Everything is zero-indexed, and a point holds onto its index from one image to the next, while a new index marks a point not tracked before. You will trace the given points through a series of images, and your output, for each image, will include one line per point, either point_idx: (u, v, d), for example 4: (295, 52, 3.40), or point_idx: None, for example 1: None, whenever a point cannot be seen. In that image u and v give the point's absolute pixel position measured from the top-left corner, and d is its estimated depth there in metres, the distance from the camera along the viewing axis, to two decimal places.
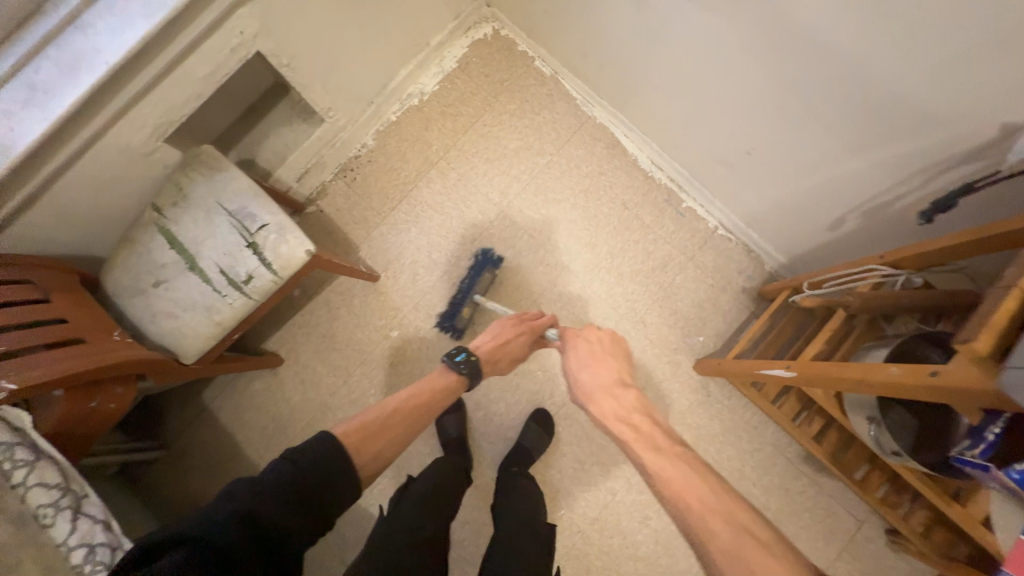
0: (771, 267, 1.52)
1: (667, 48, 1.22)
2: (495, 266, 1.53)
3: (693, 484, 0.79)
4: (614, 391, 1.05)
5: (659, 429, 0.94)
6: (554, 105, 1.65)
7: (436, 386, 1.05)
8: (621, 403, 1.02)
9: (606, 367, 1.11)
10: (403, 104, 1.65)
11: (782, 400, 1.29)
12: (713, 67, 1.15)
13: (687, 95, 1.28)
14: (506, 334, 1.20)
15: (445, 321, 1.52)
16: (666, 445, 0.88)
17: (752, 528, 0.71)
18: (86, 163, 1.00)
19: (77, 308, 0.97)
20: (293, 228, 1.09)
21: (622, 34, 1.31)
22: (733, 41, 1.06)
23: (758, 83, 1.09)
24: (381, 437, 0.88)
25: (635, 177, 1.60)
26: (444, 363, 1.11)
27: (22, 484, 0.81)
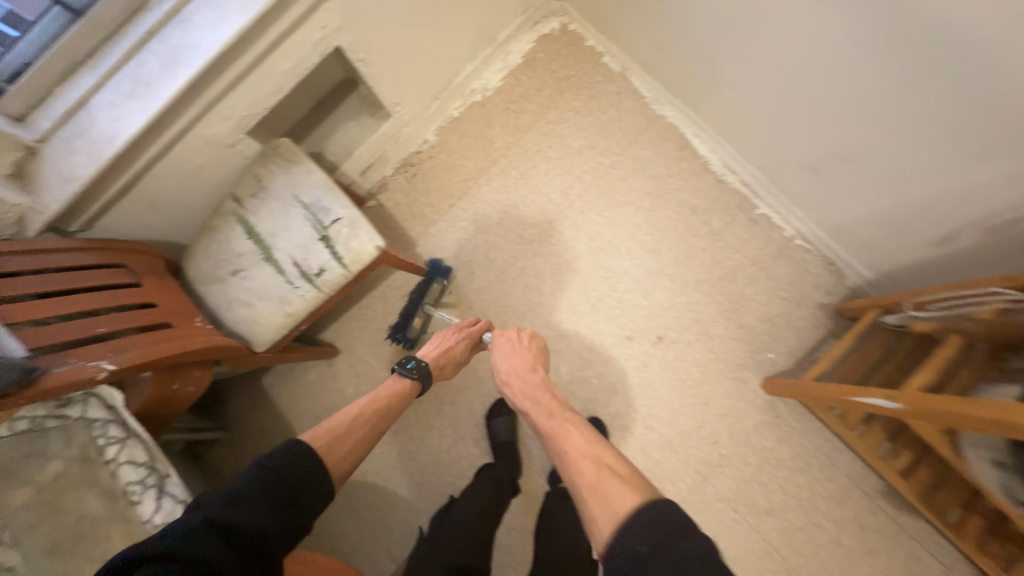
0: (855, 283, 1.40)
1: (761, 41, 1.14)
2: (444, 276, 1.50)
3: (568, 437, 0.89)
4: (524, 375, 1.05)
5: (557, 402, 0.99)
6: (621, 103, 1.59)
7: (390, 392, 1.05)
8: (529, 385, 1.04)
9: (522, 353, 1.09)
10: (467, 100, 1.63)
11: (865, 430, 1.19)
12: (814, 62, 1.06)
13: (778, 93, 1.19)
14: (449, 340, 1.17)
15: (397, 332, 1.49)
16: (559, 414, 0.96)
17: (614, 466, 0.81)
18: (177, 153, 1.04)
19: (164, 293, 1.00)
20: (364, 223, 1.09)
21: (709, 27, 1.23)
22: (843, 34, 0.97)
23: (868, 80, 0.99)
24: (345, 439, 0.92)
25: (706, 181, 1.52)
26: (394, 372, 1.10)
27: (114, 460, 0.86)
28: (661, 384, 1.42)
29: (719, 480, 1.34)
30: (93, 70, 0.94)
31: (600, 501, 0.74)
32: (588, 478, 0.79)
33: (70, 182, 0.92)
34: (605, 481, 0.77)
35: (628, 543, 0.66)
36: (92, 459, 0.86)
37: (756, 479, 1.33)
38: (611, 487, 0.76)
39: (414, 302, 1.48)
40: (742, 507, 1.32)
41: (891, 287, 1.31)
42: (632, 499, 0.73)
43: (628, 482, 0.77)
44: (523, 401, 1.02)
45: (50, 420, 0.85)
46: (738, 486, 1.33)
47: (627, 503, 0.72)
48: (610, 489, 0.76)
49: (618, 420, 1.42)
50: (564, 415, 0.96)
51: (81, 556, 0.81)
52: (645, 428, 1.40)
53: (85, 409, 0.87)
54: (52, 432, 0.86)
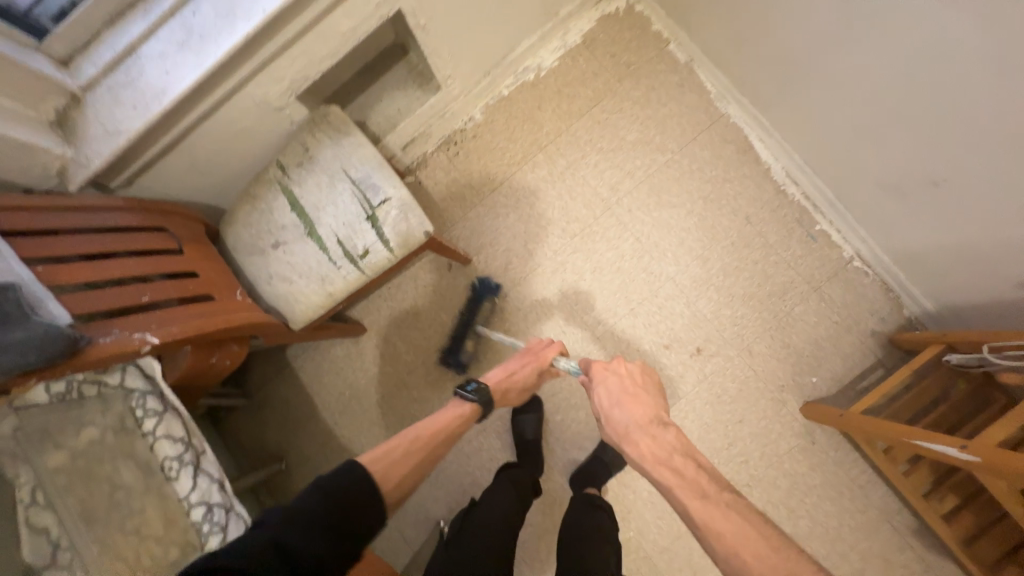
0: (911, 312, 1.34)
1: (852, 46, 1.04)
2: (494, 294, 1.47)
3: (727, 521, 0.72)
4: (651, 430, 0.89)
5: (699, 467, 0.82)
6: (683, 97, 1.49)
7: (451, 416, 0.99)
8: (662, 444, 0.87)
9: (639, 401, 0.94)
10: (519, 79, 1.54)
11: (910, 468, 1.16)
12: (917, 73, 0.95)
13: (867, 103, 1.09)
14: (513, 365, 1.12)
15: (449, 356, 1.48)
16: (713, 492, 0.77)
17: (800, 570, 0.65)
18: (224, 113, 0.97)
19: (205, 263, 0.96)
20: (414, 206, 1.03)
21: (800, 24, 1.12)
22: (957, 45, 0.86)
23: (978, 100, 0.88)
24: (402, 464, 0.85)
25: (765, 190, 1.43)
26: (456, 395, 1.05)
27: (152, 433, 0.85)
28: (695, 398, 1.38)
29: (745, 500, 1.32)
30: (143, 16, 0.87)
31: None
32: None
33: (115, 137, 0.86)
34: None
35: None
36: (129, 430, 0.86)
37: (783, 503, 1.31)
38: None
39: (466, 326, 1.47)
40: None
41: (954, 322, 1.24)
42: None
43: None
44: (650, 465, 0.84)
45: (87, 387, 0.84)
46: (764, 507, 1.31)
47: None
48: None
49: None
50: (718, 491, 0.77)
51: (114, 527, 0.80)
52: None
53: (124, 378, 0.86)
54: (88, 399, 0.84)
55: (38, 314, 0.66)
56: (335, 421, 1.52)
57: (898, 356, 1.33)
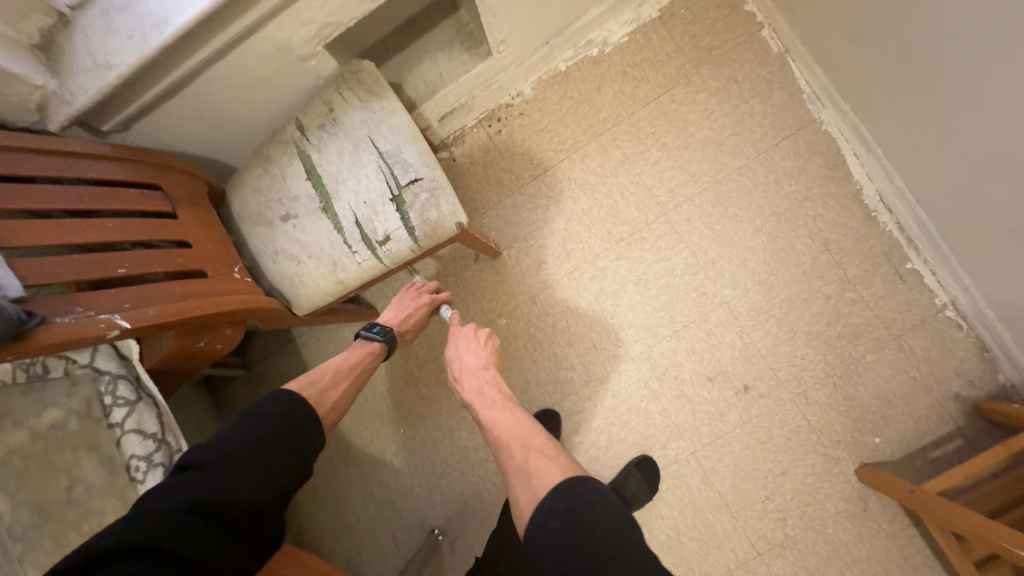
0: (1008, 379, 1.14)
1: (1003, 53, 0.83)
2: None
3: (503, 420, 0.84)
4: (474, 370, 0.96)
5: (501, 391, 0.91)
6: (770, 94, 1.28)
7: (362, 352, 0.95)
8: (479, 379, 0.95)
9: (472, 347, 1.00)
10: (579, 53, 1.34)
11: (990, 564, 0.99)
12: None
13: (1010, 127, 0.87)
14: (407, 307, 1.05)
15: None
16: (501, 401, 0.89)
17: (543, 444, 0.77)
18: (238, 56, 0.82)
19: (201, 231, 0.82)
20: (448, 191, 0.88)
21: (938, 18, 0.89)
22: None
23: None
24: (331, 391, 0.86)
25: (852, 215, 1.23)
26: (360, 335, 0.99)
27: (121, 425, 0.76)
28: (735, 441, 1.22)
29: (776, 561, 1.17)
30: None
31: (526, 483, 0.71)
32: (516, 459, 0.76)
33: (105, 71, 0.72)
34: (531, 460, 0.74)
35: (543, 519, 0.65)
36: (95, 417, 0.76)
37: (820, 571, 1.15)
38: (535, 465, 0.73)
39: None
40: None
41: None
42: (556, 474, 0.70)
43: (554, 458, 0.74)
44: (469, 396, 0.94)
45: (54, 362, 0.73)
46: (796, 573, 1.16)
47: (552, 480, 0.69)
48: (534, 466, 0.73)
49: (673, 466, 1.23)
50: (507, 402, 0.88)
51: (69, 526, 0.69)
52: (704, 483, 1.22)
53: (95, 358, 0.76)
54: (56, 379, 0.74)
55: None
56: None
57: (983, 427, 1.14)
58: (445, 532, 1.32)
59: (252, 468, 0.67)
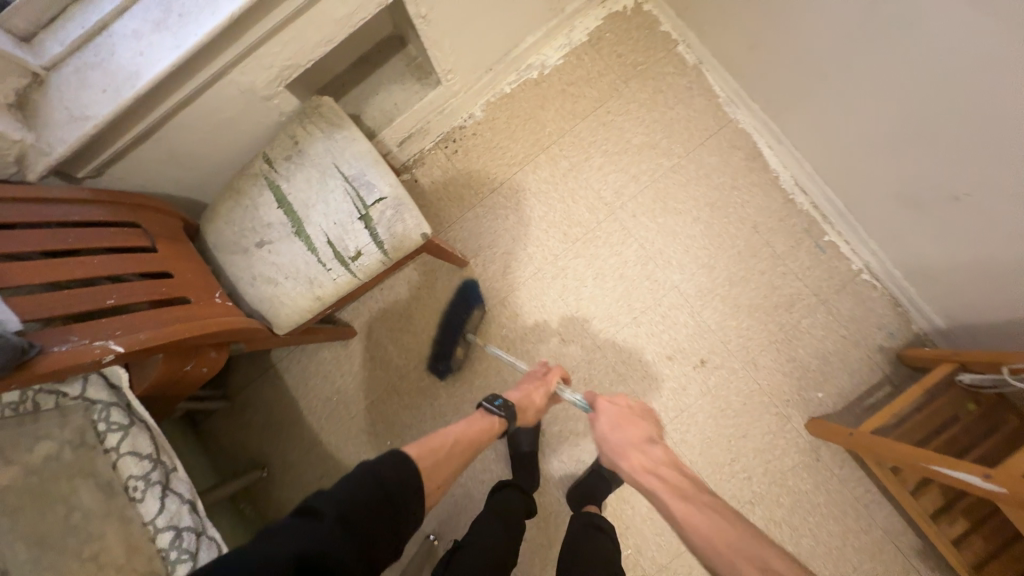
0: (920, 328, 1.31)
1: (863, 54, 1.02)
2: (481, 302, 1.40)
3: (706, 518, 0.81)
4: (643, 446, 0.97)
5: (685, 479, 0.91)
6: (691, 100, 1.44)
7: (481, 429, 0.98)
8: (650, 457, 0.95)
9: (632, 423, 1.02)
10: (521, 76, 1.48)
11: (921, 490, 1.13)
12: (956, 81, 0.89)
13: (895, 111, 1.03)
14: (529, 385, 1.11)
15: (439, 364, 1.40)
16: (696, 496, 0.86)
17: (778, 564, 0.72)
18: (204, 100, 0.90)
19: (181, 262, 0.88)
20: (411, 206, 0.97)
21: (831, 22, 1.05)
22: (1010, 50, 0.79)
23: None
24: (443, 467, 0.86)
25: (774, 199, 1.39)
26: (483, 407, 1.04)
27: (116, 450, 0.79)
28: (698, 411, 1.33)
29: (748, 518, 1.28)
30: None
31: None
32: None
33: (82, 122, 0.78)
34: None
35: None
36: (90, 445, 0.78)
37: (786, 522, 1.27)
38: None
39: (455, 333, 1.39)
40: None
41: (965, 341, 1.21)
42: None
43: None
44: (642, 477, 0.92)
45: (45, 397, 0.77)
46: (766, 526, 1.27)
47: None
48: None
49: None
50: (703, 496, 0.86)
51: (70, 554, 0.71)
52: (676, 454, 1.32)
53: (85, 389, 0.80)
54: (47, 412, 0.77)
55: None
56: (322, 429, 1.45)
57: (906, 372, 1.30)
58: (441, 538, 1.36)
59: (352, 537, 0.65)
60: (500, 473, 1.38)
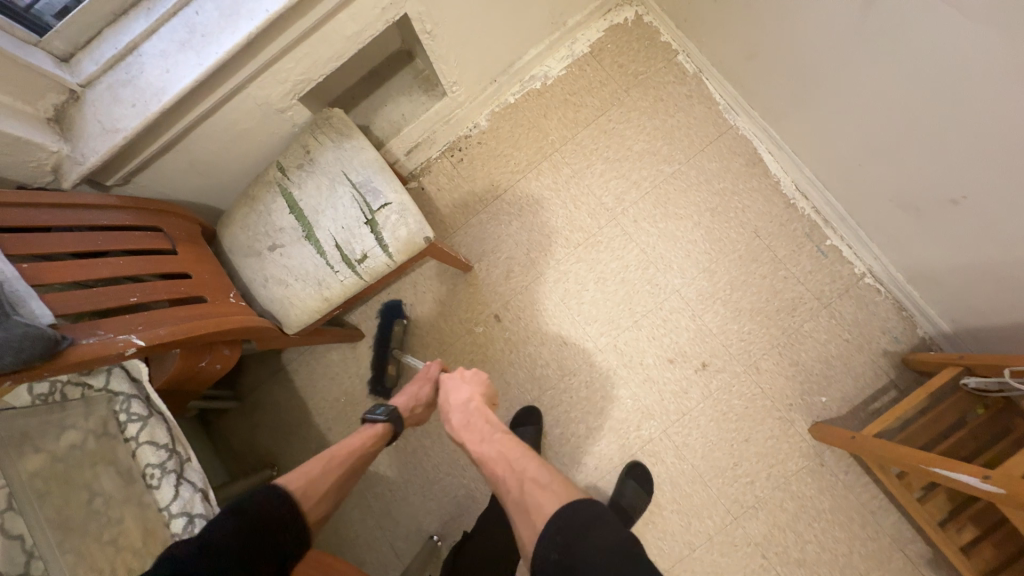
0: (926, 332, 1.30)
1: (853, 60, 1.05)
2: (403, 316, 1.48)
3: (502, 455, 0.90)
4: (467, 408, 1.01)
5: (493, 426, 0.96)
6: (691, 107, 1.47)
7: (364, 436, 0.99)
8: (472, 417, 0.98)
9: (463, 387, 1.05)
10: (524, 87, 1.53)
11: (927, 494, 1.12)
12: (953, 89, 0.90)
13: (893, 119, 1.04)
14: (413, 387, 1.11)
15: (376, 385, 1.45)
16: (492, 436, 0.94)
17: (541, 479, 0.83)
18: (225, 113, 0.96)
19: (199, 264, 0.94)
20: (414, 210, 1.01)
21: (828, 34, 1.07)
22: (1002, 61, 0.81)
23: (1011, 114, 0.84)
24: (320, 483, 0.87)
25: (774, 204, 1.41)
26: (365, 420, 1.03)
27: (135, 439, 0.84)
28: (699, 415, 1.34)
29: (750, 522, 1.27)
30: (146, 14, 0.85)
31: (525, 520, 0.79)
32: (513, 494, 0.83)
33: (112, 135, 0.84)
34: (527, 495, 0.81)
35: (544, 551, 0.73)
36: (111, 435, 0.84)
37: (790, 528, 1.26)
38: (531, 499, 0.80)
39: (384, 350, 1.45)
40: (771, 553, 1.26)
41: (971, 345, 1.20)
42: (553, 506, 0.78)
43: (549, 488, 0.81)
44: (462, 434, 0.97)
45: (71, 389, 0.83)
46: (769, 532, 1.26)
47: (547, 511, 0.77)
48: (532, 500, 0.80)
49: (649, 445, 1.34)
50: (500, 435, 0.93)
51: (91, 537, 0.76)
52: (678, 458, 1.32)
53: (108, 380, 0.85)
54: (74, 402, 0.83)
55: (19, 313, 0.64)
56: (329, 428, 1.49)
57: (911, 377, 1.29)
58: (444, 538, 1.39)
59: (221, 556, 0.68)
60: None
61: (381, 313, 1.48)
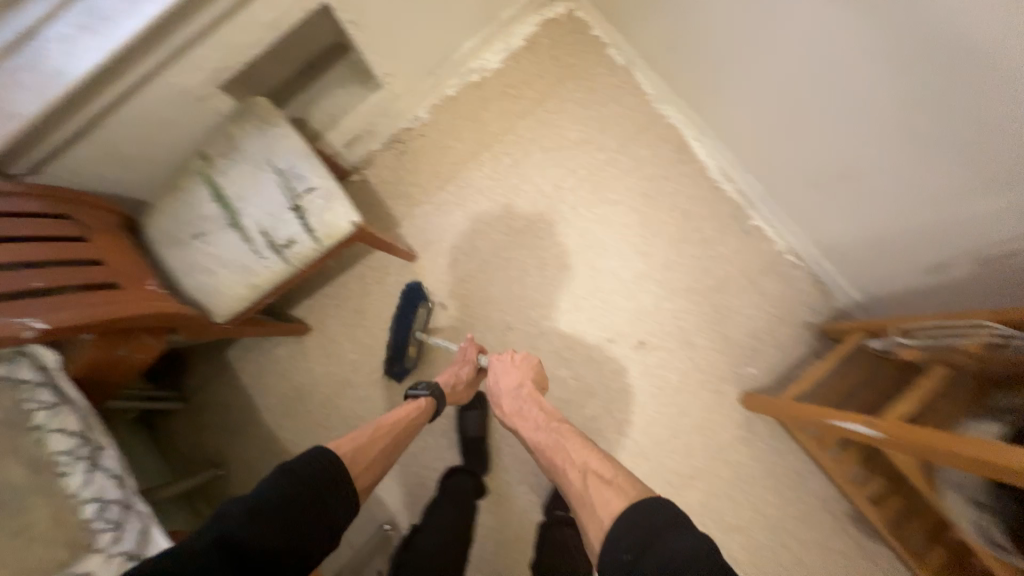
0: (842, 303, 1.39)
1: (750, 49, 1.13)
2: (425, 298, 1.41)
3: (559, 443, 0.96)
4: (514, 393, 1.10)
5: (545, 413, 1.04)
6: (623, 98, 1.53)
7: (410, 409, 1.07)
8: (524, 404, 1.07)
9: (511, 372, 1.13)
10: (463, 80, 1.56)
11: (840, 453, 1.19)
12: (858, 79, 0.95)
13: (811, 106, 1.08)
14: (455, 369, 1.22)
15: (394, 366, 1.41)
16: (546, 423, 1.02)
17: (611, 478, 0.84)
18: (138, 100, 0.95)
19: (114, 253, 0.94)
20: (340, 195, 1.03)
21: (739, 26, 1.12)
22: (881, 54, 0.87)
23: (876, 95, 0.93)
24: (368, 450, 0.92)
25: (703, 187, 1.48)
26: (409, 397, 1.12)
27: (42, 427, 0.81)
28: (639, 391, 1.39)
29: (689, 492, 1.33)
30: None
31: (590, 513, 0.80)
32: (576, 486, 0.86)
33: (12, 121, 0.83)
34: (591, 488, 0.83)
35: (614, 552, 0.73)
36: (16, 425, 0.79)
37: (725, 494, 1.32)
38: (596, 493, 0.82)
39: (404, 332, 1.38)
40: (708, 520, 1.31)
41: (880, 312, 1.29)
42: (620, 504, 0.78)
43: (615, 487, 0.82)
44: (516, 418, 1.07)
45: None
46: (706, 500, 1.32)
47: (615, 508, 0.78)
48: (595, 496, 0.82)
49: (592, 423, 1.38)
50: (552, 423, 1.01)
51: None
52: (619, 434, 1.37)
53: (11, 369, 0.81)
54: None
55: None
56: (276, 425, 1.47)
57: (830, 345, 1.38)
58: (395, 527, 1.39)
59: (271, 522, 0.72)
60: (453, 459, 1.42)
61: (402, 294, 1.40)
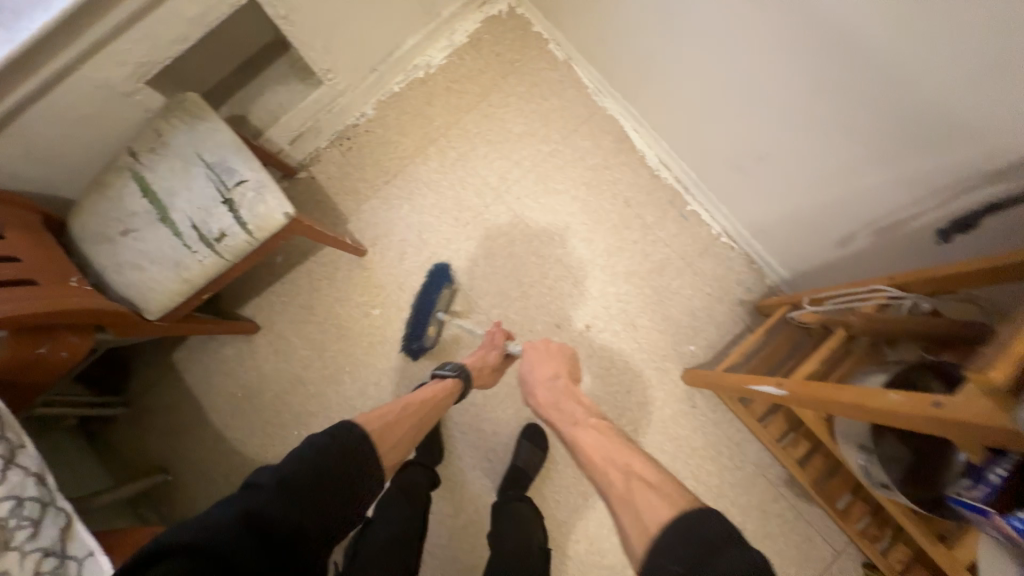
0: (772, 281, 1.47)
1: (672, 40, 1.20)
2: (450, 280, 1.46)
3: (595, 436, 0.91)
4: (549, 383, 1.08)
5: (582, 407, 1.01)
6: (564, 91, 1.59)
7: (437, 390, 1.06)
8: (558, 394, 1.05)
9: (546, 362, 1.12)
10: (407, 76, 1.58)
11: (770, 420, 1.26)
12: (765, 65, 1.03)
13: (727, 93, 1.16)
14: (483, 353, 1.21)
15: (411, 342, 1.43)
16: (581, 416, 0.98)
17: (647, 474, 0.80)
18: (56, 95, 0.95)
19: (32, 250, 0.93)
20: (273, 187, 1.03)
21: (662, 18, 1.19)
22: (783, 40, 0.96)
23: (781, 79, 1.01)
24: (396, 427, 0.91)
25: (642, 175, 1.54)
26: (436, 376, 1.12)
27: None
28: (586, 373, 1.43)
29: None
30: None
31: (631, 512, 0.75)
32: (618, 486, 0.81)
33: None
34: (635, 490, 0.78)
35: (665, 561, 0.67)
36: None
37: (670, 468, 1.37)
38: (641, 496, 0.76)
39: (428, 310, 1.42)
40: None
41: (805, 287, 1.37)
42: (667, 509, 0.73)
43: (660, 486, 0.77)
44: (550, 409, 1.04)
45: None
46: None
47: (659, 510, 0.73)
48: (640, 500, 0.76)
49: None
50: (591, 420, 0.97)
51: None
52: None
53: None
54: None
55: None
56: (226, 425, 1.45)
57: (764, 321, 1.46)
58: None
59: (296, 500, 0.71)
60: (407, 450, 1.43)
61: (429, 275, 1.45)
